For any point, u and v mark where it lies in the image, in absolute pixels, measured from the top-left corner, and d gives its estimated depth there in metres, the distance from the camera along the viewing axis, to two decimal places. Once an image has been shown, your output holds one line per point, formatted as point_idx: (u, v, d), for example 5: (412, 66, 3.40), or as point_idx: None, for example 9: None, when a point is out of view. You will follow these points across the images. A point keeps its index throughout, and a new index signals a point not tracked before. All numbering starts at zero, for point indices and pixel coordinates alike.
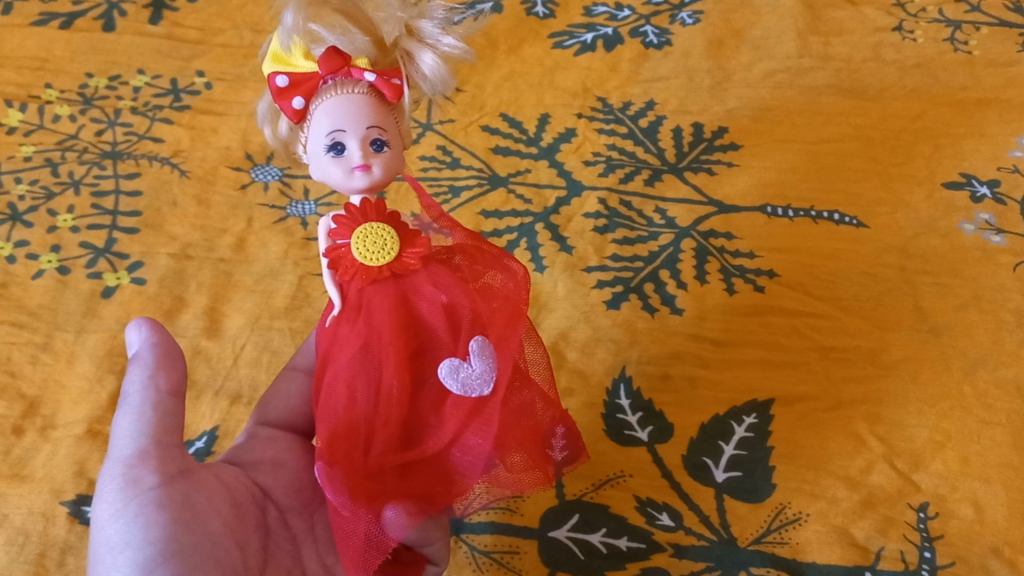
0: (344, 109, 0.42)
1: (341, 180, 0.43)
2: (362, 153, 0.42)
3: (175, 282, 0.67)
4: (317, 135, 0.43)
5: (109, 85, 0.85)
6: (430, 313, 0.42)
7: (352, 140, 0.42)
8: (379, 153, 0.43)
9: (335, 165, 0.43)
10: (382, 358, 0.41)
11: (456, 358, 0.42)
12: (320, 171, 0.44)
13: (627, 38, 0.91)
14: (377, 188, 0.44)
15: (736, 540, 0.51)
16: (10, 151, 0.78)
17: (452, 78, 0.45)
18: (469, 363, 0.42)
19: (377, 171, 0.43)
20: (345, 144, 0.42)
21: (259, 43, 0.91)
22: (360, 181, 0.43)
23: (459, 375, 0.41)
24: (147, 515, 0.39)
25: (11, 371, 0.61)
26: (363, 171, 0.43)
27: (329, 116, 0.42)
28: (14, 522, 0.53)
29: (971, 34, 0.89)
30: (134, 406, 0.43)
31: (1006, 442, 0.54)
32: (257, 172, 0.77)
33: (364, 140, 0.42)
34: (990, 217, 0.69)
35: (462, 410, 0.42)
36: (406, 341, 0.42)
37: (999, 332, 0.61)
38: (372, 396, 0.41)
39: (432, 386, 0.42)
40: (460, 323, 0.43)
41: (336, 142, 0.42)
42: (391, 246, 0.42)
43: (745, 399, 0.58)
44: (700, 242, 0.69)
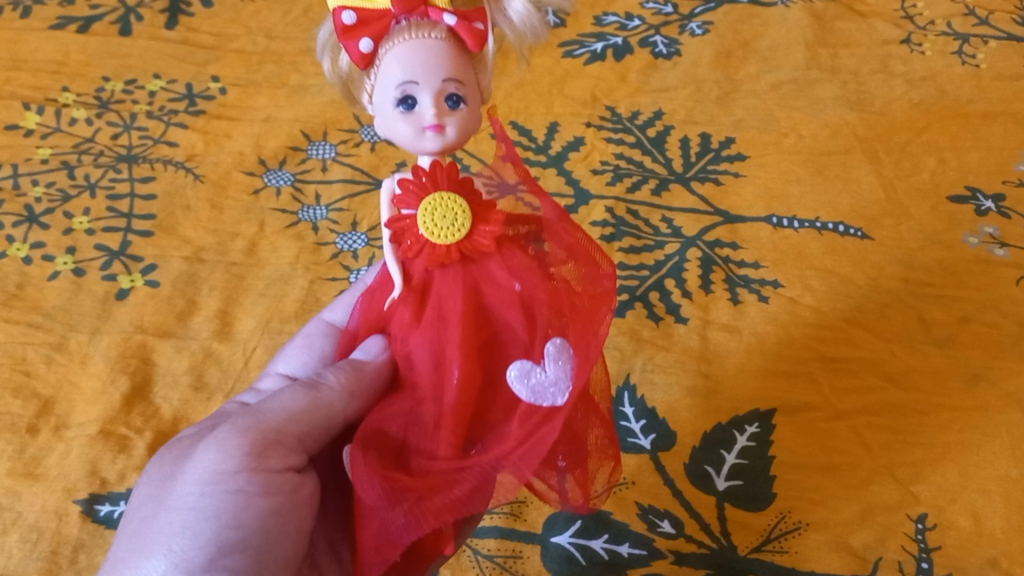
0: (419, 58, 0.42)
1: (410, 137, 0.43)
2: (435, 110, 0.42)
3: (187, 285, 0.68)
4: (388, 84, 0.42)
5: (125, 89, 0.87)
6: (500, 300, 0.43)
7: (425, 95, 0.42)
8: (452, 111, 0.43)
9: (404, 121, 0.43)
10: (451, 345, 0.42)
11: (528, 363, 0.41)
12: (389, 127, 0.44)
13: (637, 48, 0.92)
14: (447, 149, 0.44)
15: (737, 549, 0.51)
16: (27, 154, 0.79)
17: (541, 26, 0.45)
18: (547, 363, 0.41)
19: (449, 132, 0.43)
20: (418, 100, 0.42)
21: (273, 50, 0.92)
22: (431, 141, 0.43)
23: (530, 374, 0.41)
24: (212, 509, 0.42)
25: (27, 371, 0.62)
26: (435, 131, 0.43)
27: (402, 66, 0.42)
28: (27, 520, 0.54)
29: (978, 47, 0.89)
30: (241, 426, 0.45)
31: (1006, 454, 0.55)
32: (270, 177, 0.78)
33: (438, 95, 0.42)
34: (994, 231, 0.70)
35: (526, 412, 0.41)
36: (476, 332, 0.42)
37: (1002, 345, 0.61)
38: (436, 384, 0.42)
39: (504, 385, 0.42)
40: (537, 319, 0.42)
41: (407, 96, 0.42)
42: (461, 223, 0.42)
43: (747, 409, 0.58)
44: (704, 251, 0.70)
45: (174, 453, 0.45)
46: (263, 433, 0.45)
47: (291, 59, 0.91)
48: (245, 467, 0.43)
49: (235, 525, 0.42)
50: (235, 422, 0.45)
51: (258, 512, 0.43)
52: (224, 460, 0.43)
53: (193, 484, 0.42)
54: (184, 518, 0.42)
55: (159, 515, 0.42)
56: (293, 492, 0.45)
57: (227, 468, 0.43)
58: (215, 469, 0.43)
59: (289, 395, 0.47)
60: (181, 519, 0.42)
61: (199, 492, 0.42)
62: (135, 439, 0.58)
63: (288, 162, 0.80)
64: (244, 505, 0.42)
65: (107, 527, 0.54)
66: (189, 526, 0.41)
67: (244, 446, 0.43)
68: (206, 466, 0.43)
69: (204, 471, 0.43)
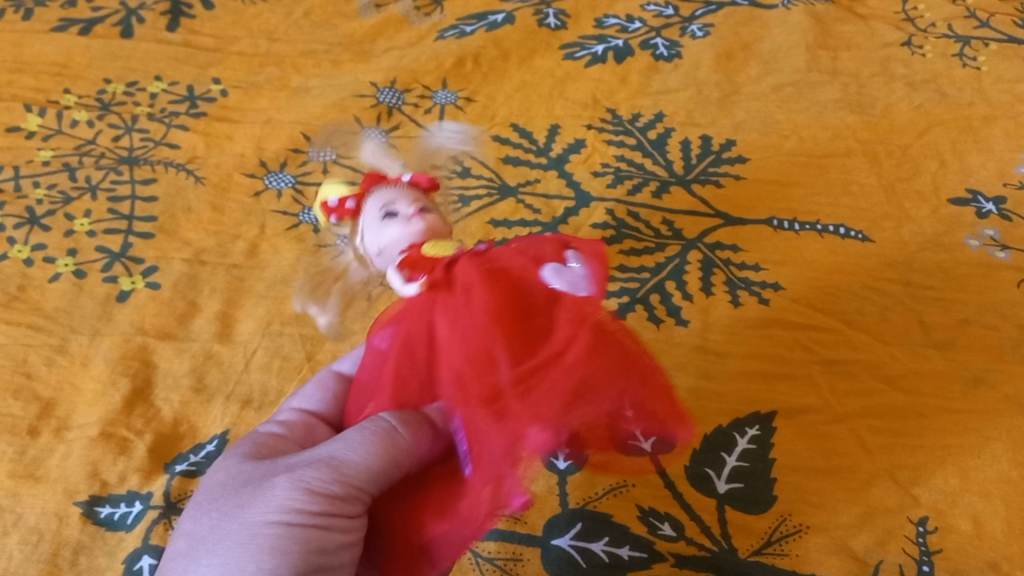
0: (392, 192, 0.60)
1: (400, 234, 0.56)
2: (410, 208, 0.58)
3: (188, 287, 0.68)
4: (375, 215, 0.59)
5: (126, 91, 0.87)
6: (512, 260, 0.48)
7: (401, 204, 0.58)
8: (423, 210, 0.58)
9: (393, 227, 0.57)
10: (486, 290, 0.46)
11: (555, 266, 0.47)
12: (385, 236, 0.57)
13: (638, 51, 0.92)
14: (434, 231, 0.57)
15: (737, 551, 0.51)
16: (29, 155, 0.79)
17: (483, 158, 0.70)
18: (570, 263, 0.48)
19: (425, 219, 0.57)
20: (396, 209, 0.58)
21: (275, 53, 0.92)
22: (413, 225, 0.57)
23: (562, 273, 0.47)
24: (284, 539, 0.40)
25: (27, 372, 0.62)
26: (415, 218, 0.57)
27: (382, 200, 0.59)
28: (28, 521, 0.54)
29: (979, 50, 0.89)
30: (320, 458, 0.43)
31: (1007, 457, 0.55)
32: (271, 179, 0.78)
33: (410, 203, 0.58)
34: (994, 233, 0.70)
35: (573, 304, 0.46)
36: (501, 283, 0.46)
37: (1002, 348, 0.61)
38: (485, 322, 0.44)
39: (543, 303, 0.46)
40: (545, 254, 0.48)
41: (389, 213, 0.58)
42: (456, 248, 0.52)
43: (748, 411, 0.58)
44: (705, 253, 0.70)
45: (233, 486, 0.44)
46: (338, 480, 0.42)
47: (292, 62, 0.91)
48: (324, 505, 0.41)
49: (309, 552, 0.41)
50: (312, 458, 0.43)
51: (330, 545, 0.42)
52: (298, 494, 0.41)
53: (264, 517, 0.41)
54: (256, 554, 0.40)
55: (227, 544, 0.41)
56: (363, 528, 0.44)
57: (303, 506, 0.41)
58: (290, 505, 0.41)
59: (358, 439, 0.43)
60: (249, 553, 0.40)
61: (276, 532, 0.40)
62: (135, 441, 0.58)
63: (289, 165, 0.80)
64: (314, 551, 0.41)
65: (108, 528, 0.54)
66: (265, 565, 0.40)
67: (320, 482, 0.42)
68: (281, 500, 0.41)
69: (278, 505, 0.41)
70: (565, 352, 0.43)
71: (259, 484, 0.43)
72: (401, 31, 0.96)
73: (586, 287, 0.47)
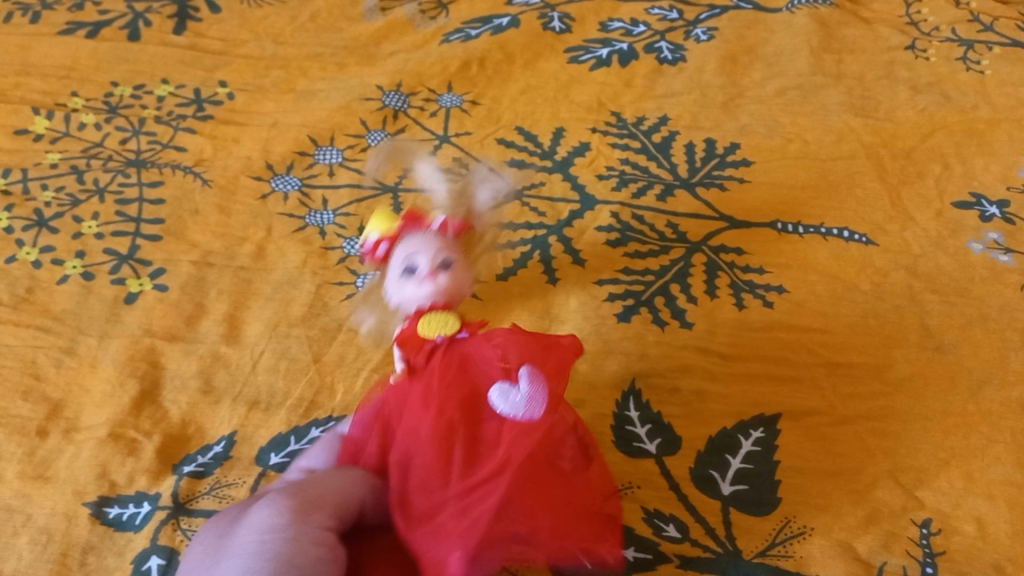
0: (417, 244, 0.54)
1: (415, 294, 0.52)
2: (428, 266, 0.52)
3: (195, 289, 0.69)
4: (396, 266, 0.54)
5: (133, 94, 0.88)
6: (482, 360, 0.49)
7: (420, 260, 0.53)
8: (444, 270, 0.53)
9: (409, 285, 0.53)
10: (440, 396, 0.47)
11: (505, 384, 0.47)
12: (403, 295, 0.53)
13: (642, 54, 0.92)
14: (451, 297, 0.53)
15: (742, 553, 0.52)
16: (37, 158, 0.80)
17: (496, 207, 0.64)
18: (519, 382, 0.47)
19: (443, 280, 0.52)
20: (415, 265, 0.53)
21: (281, 56, 0.93)
22: (427, 288, 0.52)
23: (510, 399, 0.46)
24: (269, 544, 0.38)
25: (36, 374, 0.62)
26: (431, 280, 0.52)
27: (406, 251, 0.54)
28: (38, 522, 0.54)
29: (983, 53, 0.90)
30: (291, 492, 0.43)
31: (1010, 460, 0.55)
32: (278, 181, 0.78)
33: (431, 259, 0.53)
34: (998, 236, 0.70)
35: (513, 430, 0.46)
36: (460, 386, 0.47)
37: (1005, 351, 0.62)
38: (427, 433, 0.46)
39: (491, 416, 0.46)
40: (507, 363, 0.48)
41: (408, 268, 0.53)
42: (451, 322, 0.51)
43: (752, 413, 0.59)
44: (710, 256, 0.70)
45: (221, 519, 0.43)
46: (305, 496, 0.43)
47: (298, 65, 0.92)
48: (297, 518, 0.40)
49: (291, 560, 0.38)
50: (286, 490, 0.43)
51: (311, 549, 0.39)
52: (275, 513, 0.41)
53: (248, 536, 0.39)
54: (246, 557, 0.38)
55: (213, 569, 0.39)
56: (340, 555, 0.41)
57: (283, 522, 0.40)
58: (270, 521, 0.40)
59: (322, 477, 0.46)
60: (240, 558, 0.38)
61: (258, 539, 0.39)
62: (143, 443, 0.59)
63: (295, 167, 0.80)
64: (300, 552, 0.38)
65: (116, 529, 0.54)
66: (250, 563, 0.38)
67: (294, 503, 0.42)
68: (261, 518, 0.41)
69: (261, 525, 0.40)
70: (495, 476, 0.44)
71: (235, 522, 0.41)
72: (406, 34, 0.97)
73: (530, 410, 0.46)
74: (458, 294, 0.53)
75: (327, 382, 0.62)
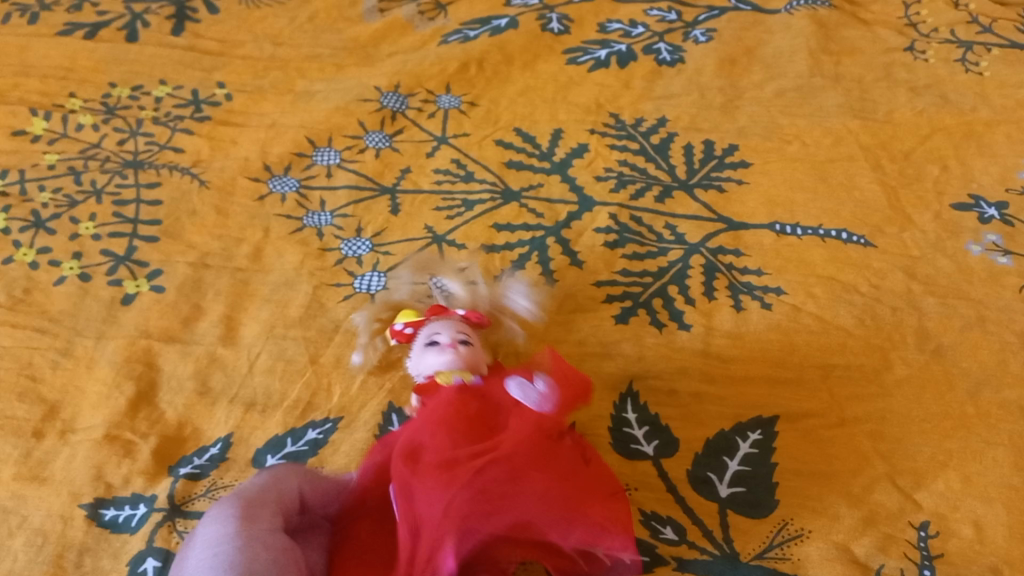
0: (443, 322, 0.56)
1: (435, 360, 0.53)
2: (451, 337, 0.54)
3: (192, 290, 0.69)
4: (420, 340, 0.56)
5: (131, 95, 0.87)
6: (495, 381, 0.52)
7: (443, 333, 0.55)
8: (463, 345, 0.55)
9: (430, 354, 0.54)
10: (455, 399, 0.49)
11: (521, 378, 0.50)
12: (423, 365, 0.54)
13: (641, 56, 0.92)
14: (471, 368, 0.54)
15: (739, 555, 0.51)
16: (34, 159, 0.80)
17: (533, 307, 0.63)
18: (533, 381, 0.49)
19: (462, 350, 0.54)
20: (437, 337, 0.55)
21: (280, 57, 0.93)
22: (446, 353, 0.53)
23: (525, 389, 0.48)
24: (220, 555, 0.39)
25: (33, 375, 0.62)
26: (451, 347, 0.54)
27: (431, 328, 0.56)
28: (33, 524, 0.54)
29: (982, 55, 0.90)
30: (238, 498, 0.43)
31: (1009, 463, 0.55)
32: (275, 182, 0.78)
33: (453, 333, 0.55)
34: (997, 238, 0.70)
35: (525, 414, 0.47)
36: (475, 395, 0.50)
37: (1004, 353, 0.61)
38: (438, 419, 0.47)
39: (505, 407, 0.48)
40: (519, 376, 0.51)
41: (431, 340, 0.55)
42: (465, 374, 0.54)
43: (750, 416, 0.58)
44: (708, 258, 0.70)
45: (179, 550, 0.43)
46: (249, 502, 0.42)
47: (297, 66, 0.92)
48: (246, 527, 0.40)
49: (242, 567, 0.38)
50: (234, 499, 0.43)
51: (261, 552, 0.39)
52: (222, 525, 0.40)
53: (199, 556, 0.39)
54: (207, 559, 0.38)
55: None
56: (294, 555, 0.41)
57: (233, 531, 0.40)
58: (220, 533, 0.40)
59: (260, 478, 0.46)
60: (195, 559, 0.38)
61: (210, 555, 0.39)
62: (140, 444, 0.58)
63: (293, 168, 0.80)
64: (254, 555, 0.39)
65: (112, 531, 0.54)
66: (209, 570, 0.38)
67: (240, 512, 0.41)
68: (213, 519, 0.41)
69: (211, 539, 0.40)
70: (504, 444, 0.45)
71: (188, 543, 0.41)
72: (405, 35, 0.96)
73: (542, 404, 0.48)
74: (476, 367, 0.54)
75: (324, 383, 0.62)
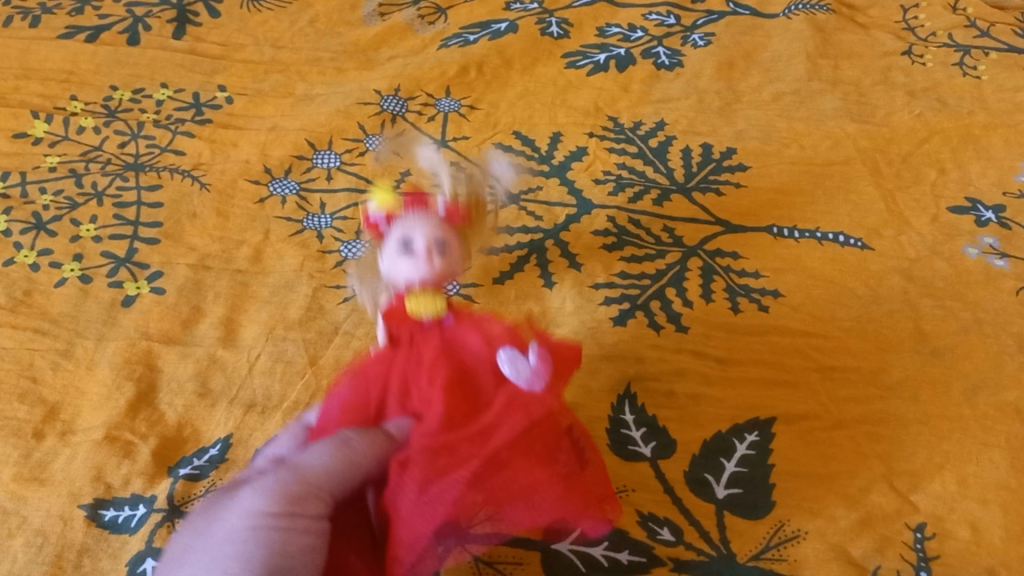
0: (419, 218, 0.50)
1: (407, 270, 0.49)
2: (426, 245, 0.49)
3: (193, 292, 0.69)
4: (391, 239, 0.50)
5: (132, 98, 0.88)
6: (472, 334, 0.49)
7: (417, 236, 0.49)
8: (440, 252, 0.49)
9: (403, 260, 0.50)
10: (438, 361, 0.48)
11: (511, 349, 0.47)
12: (395, 269, 0.50)
13: (639, 59, 0.93)
14: (443, 280, 0.50)
15: (736, 555, 0.52)
16: (36, 161, 0.80)
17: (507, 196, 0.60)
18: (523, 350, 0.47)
19: (438, 263, 0.49)
20: (411, 240, 0.49)
21: (281, 61, 0.93)
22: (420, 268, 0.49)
23: (516, 366, 0.46)
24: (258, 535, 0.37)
25: (33, 376, 0.62)
26: (427, 261, 0.49)
27: (403, 224, 0.50)
28: (33, 524, 0.54)
29: (979, 59, 0.90)
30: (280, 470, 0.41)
31: (1005, 465, 0.55)
32: (275, 185, 0.79)
33: (429, 236, 0.49)
34: (994, 241, 0.71)
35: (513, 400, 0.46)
36: (457, 358, 0.48)
37: (1001, 356, 0.62)
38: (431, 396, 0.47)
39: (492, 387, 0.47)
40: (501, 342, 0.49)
41: (404, 243, 0.50)
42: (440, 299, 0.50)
43: (747, 417, 0.59)
44: (705, 260, 0.70)
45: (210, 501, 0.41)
46: (304, 479, 0.41)
47: (297, 69, 0.92)
48: (288, 511, 0.39)
49: (285, 554, 0.37)
50: (274, 475, 0.41)
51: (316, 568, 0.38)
52: (265, 500, 0.39)
53: (234, 523, 0.38)
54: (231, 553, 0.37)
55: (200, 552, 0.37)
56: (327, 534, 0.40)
57: (272, 510, 0.38)
58: (262, 508, 0.38)
59: (323, 449, 0.43)
60: (219, 566, 0.36)
61: (248, 526, 0.37)
62: (139, 445, 0.59)
63: (294, 171, 0.80)
64: (296, 542, 0.38)
65: (112, 531, 0.54)
66: (241, 554, 0.36)
67: (286, 488, 0.40)
68: (249, 505, 0.39)
69: (248, 510, 0.38)
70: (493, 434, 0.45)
71: (223, 502, 0.40)
72: (405, 38, 0.97)
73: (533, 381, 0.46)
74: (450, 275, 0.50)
75: (323, 385, 0.62)
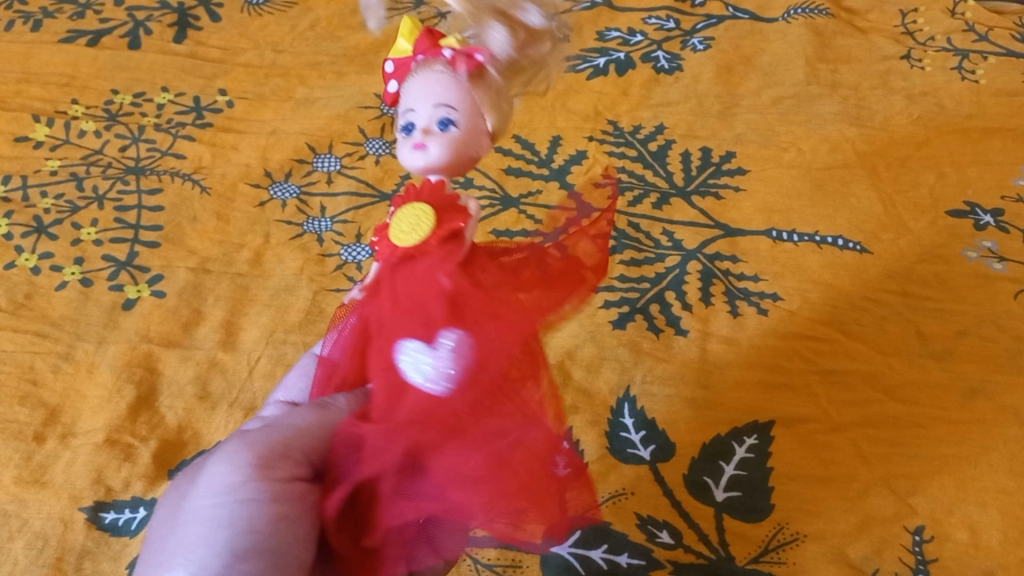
0: (419, 91, 0.52)
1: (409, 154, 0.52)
2: (421, 131, 0.51)
3: (193, 295, 0.69)
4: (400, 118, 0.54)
5: (133, 102, 0.88)
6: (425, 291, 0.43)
7: (416, 119, 0.52)
8: (436, 129, 0.51)
9: (407, 143, 0.52)
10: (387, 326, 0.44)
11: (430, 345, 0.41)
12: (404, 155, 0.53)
13: (639, 63, 0.93)
14: (448, 157, 0.52)
15: (735, 559, 0.52)
16: (37, 165, 0.80)
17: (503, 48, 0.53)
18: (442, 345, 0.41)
19: (432, 144, 0.51)
20: (412, 125, 0.52)
21: (282, 65, 0.94)
22: (417, 157, 0.51)
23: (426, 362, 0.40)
24: (224, 512, 0.38)
25: (34, 379, 0.63)
26: (421, 146, 0.51)
27: (407, 100, 0.53)
28: (33, 527, 0.55)
29: (977, 63, 0.91)
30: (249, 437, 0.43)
31: (1003, 468, 0.55)
32: (276, 189, 0.79)
33: (427, 118, 0.51)
34: (993, 245, 0.71)
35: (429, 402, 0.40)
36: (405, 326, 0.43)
37: (999, 359, 0.62)
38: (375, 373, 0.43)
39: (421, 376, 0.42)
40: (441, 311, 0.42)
41: (408, 124, 0.52)
42: (422, 226, 0.46)
43: (746, 420, 0.59)
44: (704, 264, 0.71)
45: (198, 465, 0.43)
46: (269, 446, 0.42)
47: (297, 73, 0.93)
48: (254, 477, 0.40)
49: (248, 530, 0.38)
50: (245, 438, 0.43)
51: (293, 536, 0.39)
52: (232, 470, 0.40)
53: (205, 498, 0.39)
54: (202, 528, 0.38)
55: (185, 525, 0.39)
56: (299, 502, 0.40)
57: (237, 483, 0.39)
58: (226, 480, 0.40)
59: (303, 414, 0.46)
60: (193, 545, 0.38)
61: (212, 503, 0.39)
62: (139, 448, 0.59)
63: (294, 175, 0.81)
64: (259, 513, 0.39)
65: (112, 534, 0.54)
66: (209, 538, 0.38)
67: (252, 457, 0.41)
68: (216, 479, 0.40)
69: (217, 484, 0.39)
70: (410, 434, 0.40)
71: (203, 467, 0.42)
72: None
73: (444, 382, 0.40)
74: (453, 151, 0.52)
75: None
